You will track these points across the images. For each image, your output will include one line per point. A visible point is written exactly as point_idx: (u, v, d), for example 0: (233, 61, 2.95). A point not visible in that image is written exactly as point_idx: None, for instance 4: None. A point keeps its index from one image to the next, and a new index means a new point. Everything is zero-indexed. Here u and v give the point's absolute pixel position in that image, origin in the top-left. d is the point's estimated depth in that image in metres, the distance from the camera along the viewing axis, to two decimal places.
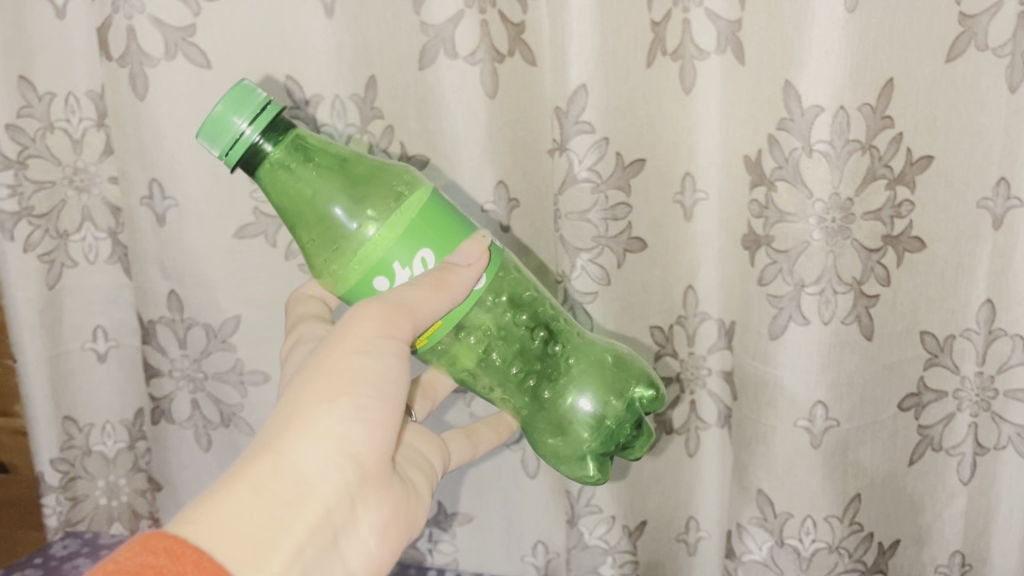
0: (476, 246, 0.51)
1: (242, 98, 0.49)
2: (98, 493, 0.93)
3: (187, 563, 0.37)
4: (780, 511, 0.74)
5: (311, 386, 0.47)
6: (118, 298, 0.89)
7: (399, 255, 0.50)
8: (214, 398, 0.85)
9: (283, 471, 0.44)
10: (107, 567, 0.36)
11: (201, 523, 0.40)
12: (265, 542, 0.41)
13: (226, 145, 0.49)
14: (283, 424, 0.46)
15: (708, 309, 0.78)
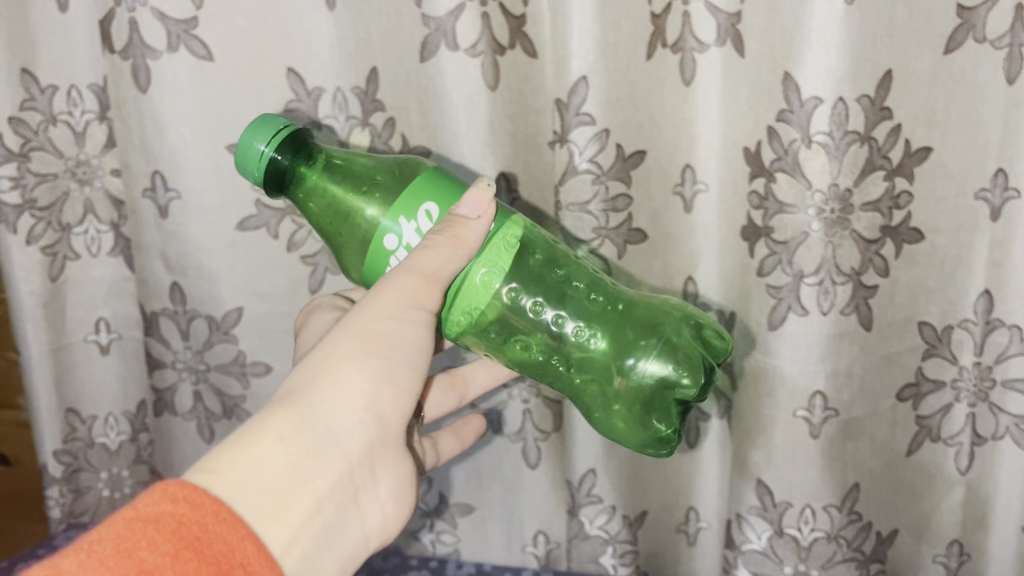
0: (481, 193, 0.49)
1: (260, 124, 0.51)
2: (101, 485, 0.94)
3: (207, 513, 0.37)
4: (779, 500, 0.75)
5: (339, 343, 0.47)
6: (121, 290, 0.89)
7: (406, 212, 0.49)
8: (217, 389, 0.86)
9: (311, 423, 0.44)
10: (127, 513, 0.36)
11: (225, 469, 0.40)
12: (287, 494, 0.41)
13: (252, 167, 0.51)
14: (312, 378, 0.46)
15: (708, 298, 0.77)
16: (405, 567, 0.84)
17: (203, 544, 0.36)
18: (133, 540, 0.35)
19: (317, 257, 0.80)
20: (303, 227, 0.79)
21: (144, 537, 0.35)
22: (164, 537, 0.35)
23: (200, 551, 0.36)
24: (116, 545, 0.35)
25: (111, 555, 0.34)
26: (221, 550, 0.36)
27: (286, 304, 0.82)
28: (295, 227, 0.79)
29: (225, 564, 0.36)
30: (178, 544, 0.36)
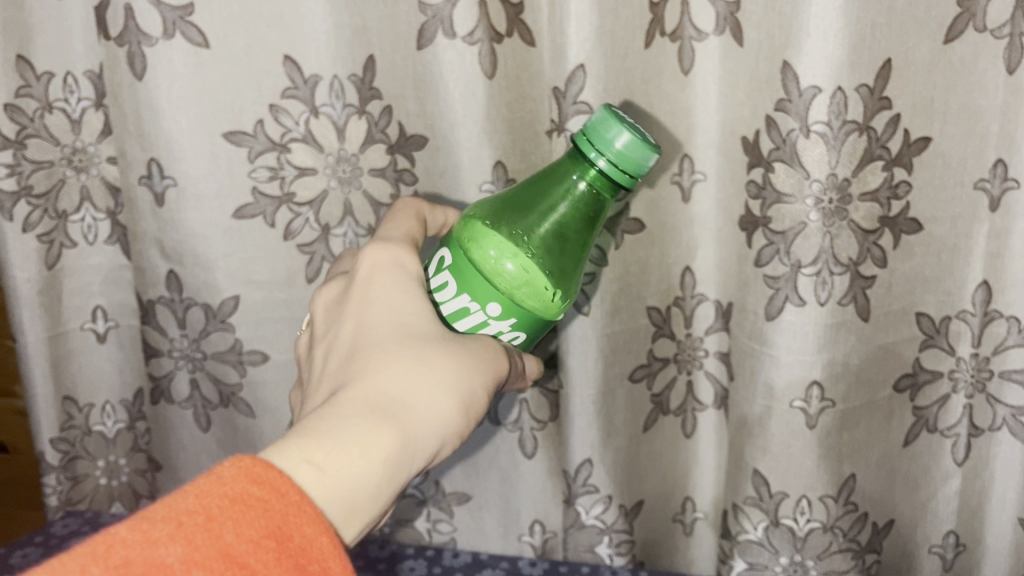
0: (536, 369, 0.60)
1: (636, 155, 0.54)
2: (98, 473, 0.94)
3: (291, 504, 0.38)
4: (776, 490, 0.75)
5: (449, 377, 0.49)
6: (118, 278, 0.89)
7: (518, 325, 0.56)
8: (214, 376, 0.85)
9: (410, 453, 0.46)
10: (215, 487, 0.37)
11: (332, 477, 0.42)
12: (360, 512, 0.43)
13: (599, 134, 0.54)
14: (417, 399, 0.47)
15: (705, 290, 0.78)
16: (401, 555, 0.84)
17: (285, 535, 0.38)
18: (221, 520, 0.37)
19: (314, 246, 0.80)
20: (300, 215, 0.79)
21: (229, 518, 0.37)
22: (250, 522, 0.37)
23: (282, 543, 0.37)
24: (205, 521, 0.36)
25: (200, 530, 0.36)
26: (300, 544, 0.38)
27: (283, 293, 0.82)
28: (291, 215, 0.79)
29: (302, 558, 0.38)
30: (262, 532, 0.37)
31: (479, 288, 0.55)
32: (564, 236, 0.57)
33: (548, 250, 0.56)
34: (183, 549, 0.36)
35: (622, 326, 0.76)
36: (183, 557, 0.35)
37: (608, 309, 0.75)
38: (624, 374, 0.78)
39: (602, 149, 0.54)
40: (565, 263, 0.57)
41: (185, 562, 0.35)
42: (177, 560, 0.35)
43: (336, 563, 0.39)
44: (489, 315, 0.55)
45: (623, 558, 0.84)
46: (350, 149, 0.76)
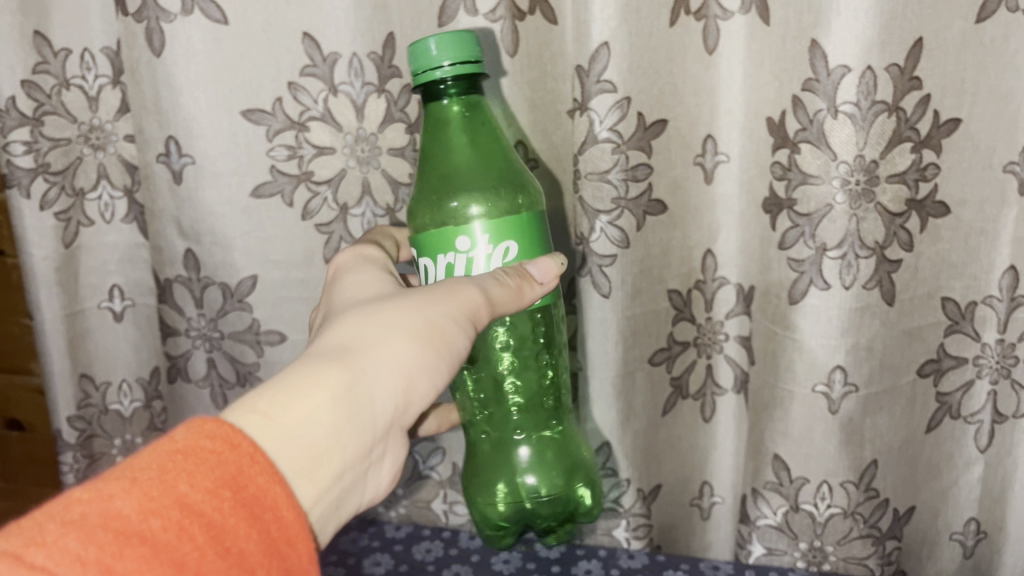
0: (552, 265, 0.57)
1: (458, 47, 0.56)
2: (115, 451, 0.95)
3: (242, 455, 0.38)
4: (796, 476, 0.76)
5: (398, 320, 0.49)
6: (135, 257, 0.89)
7: (495, 232, 0.57)
8: (231, 356, 0.85)
9: (361, 392, 0.45)
10: (166, 444, 0.37)
11: (276, 419, 0.41)
12: (321, 455, 0.42)
13: (424, 66, 0.57)
14: (365, 345, 0.47)
15: (726, 274, 0.77)
16: (417, 536, 0.84)
17: (238, 485, 0.37)
18: (174, 472, 0.36)
19: (332, 226, 0.79)
20: (319, 194, 0.78)
21: (182, 470, 0.36)
22: (204, 473, 0.36)
23: (235, 492, 0.37)
24: (158, 474, 0.36)
25: (156, 483, 0.35)
26: (253, 493, 0.37)
27: (301, 272, 0.81)
28: (310, 194, 0.78)
29: (257, 507, 0.37)
30: (216, 481, 0.36)
31: (439, 240, 0.57)
32: (482, 158, 0.62)
33: (479, 173, 0.62)
34: (139, 501, 0.35)
35: (642, 309, 0.76)
36: (139, 507, 0.34)
37: (628, 292, 0.74)
38: (644, 357, 0.77)
39: (428, 69, 0.57)
40: (506, 174, 0.62)
41: (141, 511, 0.34)
42: (134, 511, 0.34)
43: (289, 511, 0.38)
44: (470, 243, 0.56)
45: (640, 542, 0.85)
46: (369, 128, 0.76)
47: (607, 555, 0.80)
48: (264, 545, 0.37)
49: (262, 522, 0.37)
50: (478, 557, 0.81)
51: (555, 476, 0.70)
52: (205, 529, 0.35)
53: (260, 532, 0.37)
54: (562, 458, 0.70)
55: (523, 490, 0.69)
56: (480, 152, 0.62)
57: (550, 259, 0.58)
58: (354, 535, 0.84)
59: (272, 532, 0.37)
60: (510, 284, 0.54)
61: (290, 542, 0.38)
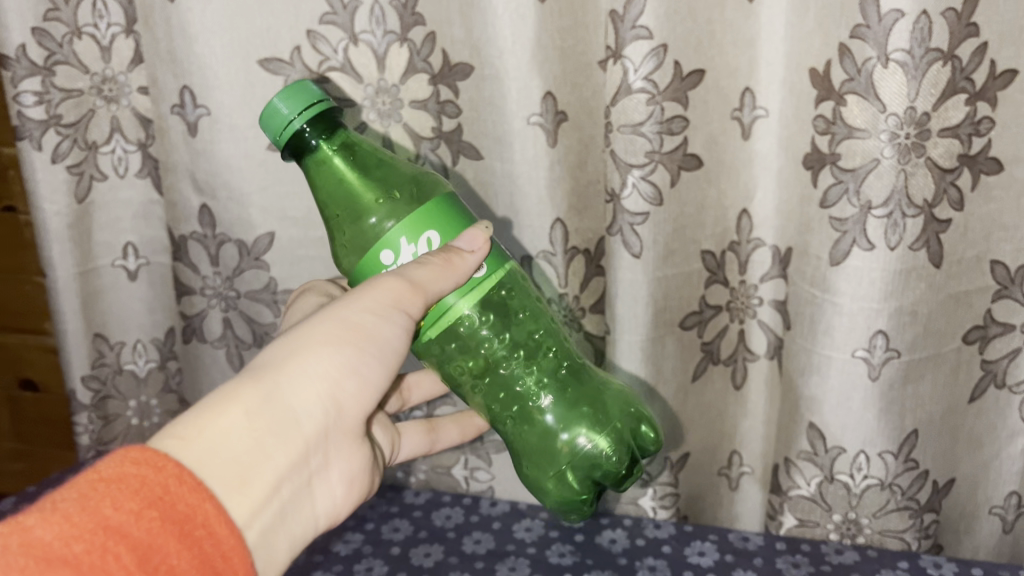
0: (479, 232, 0.51)
1: (299, 92, 0.52)
2: (129, 413, 0.93)
3: (168, 476, 0.37)
4: (832, 445, 0.72)
5: (316, 329, 0.48)
6: (149, 214, 0.86)
7: (407, 233, 0.51)
8: (247, 316, 0.83)
9: (278, 404, 0.45)
10: (88, 475, 0.36)
11: (194, 439, 0.41)
12: (247, 470, 0.42)
13: (278, 128, 0.51)
14: (285, 358, 0.46)
15: (762, 235, 0.74)
16: (437, 502, 0.82)
17: (167, 503, 0.37)
18: (96, 498, 0.35)
19: None
20: None
21: (105, 495, 0.36)
22: (128, 495, 0.36)
23: (164, 511, 0.36)
24: (80, 500, 0.35)
25: (78, 511, 0.35)
26: (183, 511, 0.37)
27: (319, 230, 0.79)
28: None
29: (187, 525, 0.37)
30: (141, 502, 0.36)
31: (366, 270, 0.52)
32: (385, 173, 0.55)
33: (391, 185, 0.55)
34: (60, 527, 0.34)
35: (674, 272, 0.73)
36: (61, 534, 0.34)
37: (660, 253, 0.71)
38: (675, 320, 0.74)
39: (284, 129, 0.52)
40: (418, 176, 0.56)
41: (63, 537, 0.34)
42: (56, 537, 0.34)
43: (221, 526, 0.38)
44: (398, 259, 0.51)
45: (666, 512, 0.83)
46: (390, 80, 0.72)
47: (633, 525, 0.78)
48: (196, 561, 0.37)
49: (192, 539, 0.37)
50: (499, 524, 0.79)
51: (603, 425, 0.59)
52: (132, 550, 0.35)
53: (192, 549, 0.37)
54: (600, 406, 0.60)
55: (581, 459, 0.58)
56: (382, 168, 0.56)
57: (472, 228, 0.52)
58: (373, 501, 0.82)
59: (205, 547, 0.37)
60: (432, 262, 0.49)
61: (223, 555, 0.38)
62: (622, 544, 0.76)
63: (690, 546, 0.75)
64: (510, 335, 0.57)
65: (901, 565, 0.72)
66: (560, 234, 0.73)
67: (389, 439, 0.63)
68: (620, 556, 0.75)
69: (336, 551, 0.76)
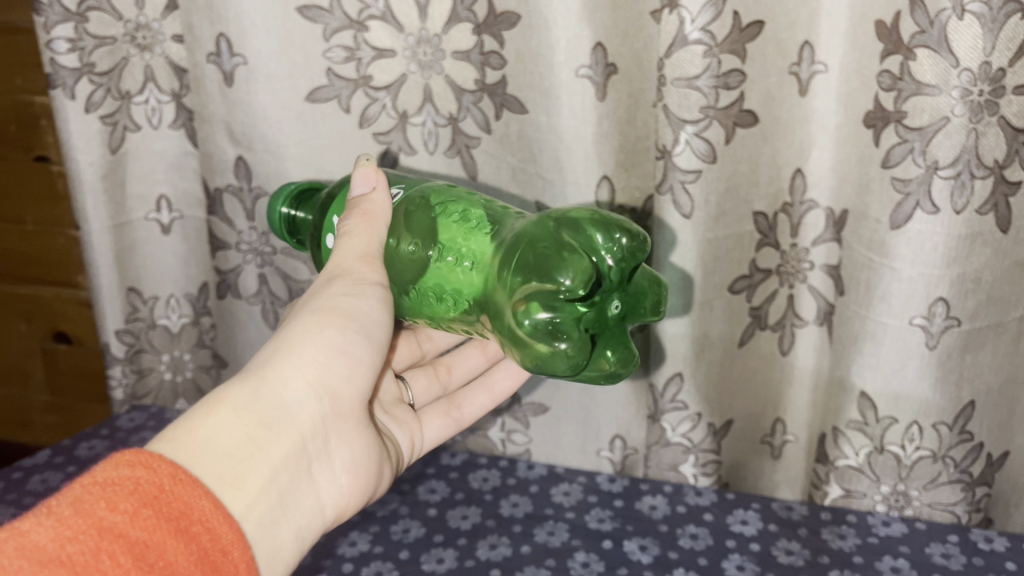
0: (370, 167, 0.52)
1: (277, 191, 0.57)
2: (162, 368, 0.93)
3: (162, 475, 0.37)
4: (883, 415, 0.71)
5: (297, 321, 0.48)
6: (183, 166, 0.85)
7: (335, 211, 0.54)
8: (283, 272, 0.82)
9: (265, 397, 0.44)
10: (83, 480, 0.36)
11: (182, 438, 0.40)
12: (243, 465, 0.41)
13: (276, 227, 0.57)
14: (266, 356, 0.46)
15: (816, 197, 0.70)
16: (474, 465, 0.81)
17: (162, 502, 0.36)
18: (90, 500, 0.35)
19: (391, 135, 0.74)
20: (377, 100, 0.73)
21: (100, 497, 0.35)
22: (122, 496, 0.36)
23: (159, 508, 0.36)
24: (74, 504, 0.35)
25: (72, 514, 0.34)
26: (179, 508, 0.37)
27: None
28: (368, 100, 0.73)
29: (183, 521, 0.37)
30: (136, 502, 0.36)
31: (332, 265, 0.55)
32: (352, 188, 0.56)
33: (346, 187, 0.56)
34: (55, 530, 0.34)
35: (726, 233, 0.70)
36: (57, 536, 0.33)
37: (712, 212, 0.68)
38: (724, 285, 0.72)
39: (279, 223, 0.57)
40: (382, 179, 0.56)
41: (58, 540, 0.33)
42: (51, 540, 0.33)
43: (218, 520, 0.38)
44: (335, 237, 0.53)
45: (708, 479, 0.80)
46: (432, 30, 0.70)
47: (673, 491, 0.77)
48: (195, 556, 0.36)
49: (191, 535, 0.37)
50: (537, 487, 0.78)
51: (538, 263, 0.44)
52: (128, 548, 0.34)
53: (189, 544, 0.36)
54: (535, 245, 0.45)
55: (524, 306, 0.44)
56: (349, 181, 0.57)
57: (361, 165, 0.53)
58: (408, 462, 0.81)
59: (203, 543, 0.37)
60: (356, 228, 0.49)
61: (223, 551, 0.38)
62: (662, 511, 0.75)
63: (733, 514, 0.74)
64: (427, 231, 0.49)
65: (951, 538, 0.70)
66: (607, 192, 0.70)
67: (411, 432, 0.61)
68: (660, 522, 0.73)
69: (371, 512, 0.74)
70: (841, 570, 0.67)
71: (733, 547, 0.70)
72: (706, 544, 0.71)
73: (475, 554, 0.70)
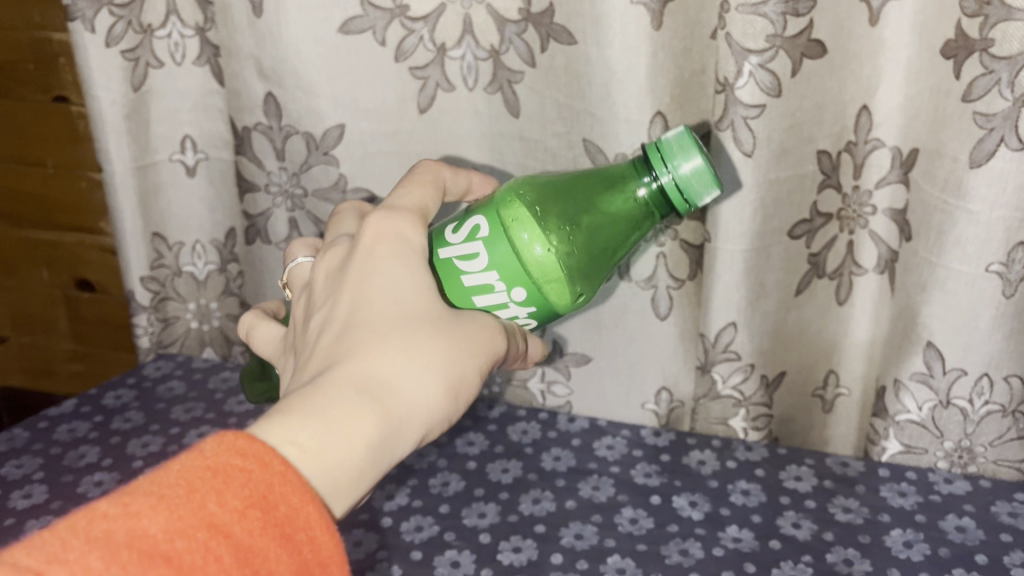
0: (540, 351, 0.52)
1: (703, 181, 0.48)
2: (189, 316, 0.90)
3: (274, 473, 0.33)
4: (951, 367, 0.67)
5: (445, 365, 0.43)
6: (208, 106, 0.80)
7: (533, 310, 0.50)
8: (314, 217, 0.78)
9: (391, 440, 0.40)
10: (194, 461, 0.33)
11: (315, 457, 0.36)
12: (343, 505, 0.38)
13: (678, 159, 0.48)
14: (405, 387, 0.41)
15: (882, 136, 0.65)
16: (513, 418, 0.79)
17: (271, 504, 0.33)
18: (202, 491, 0.32)
19: (428, 70, 0.69)
20: (414, 31, 0.68)
21: (212, 487, 0.32)
22: (234, 492, 0.32)
23: (267, 511, 0.33)
24: (185, 492, 0.32)
25: (183, 501, 0.32)
26: (286, 513, 0.33)
27: (393, 125, 0.72)
28: (404, 32, 0.68)
29: (290, 529, 0.33)
30: (246, 500, 0.32)
31: (508, 270, 0.49)
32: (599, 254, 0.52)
33: (579, 276, 0.49)
34: (164, 520, 0.31)
35: (788, 175, 0.66)
36: (167, 526, 0.31)
37: (775, 150, 0.64)
38: (784, 229, 0.68)
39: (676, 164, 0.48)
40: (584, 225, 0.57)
41: (167, 531, 0.31)
42: (160, 530, 0.31)
43: (324, 533, 0.34)
44: (507, 295, 0.49)
45: (758, 433, 0.77)
46: None
47: (721, 446, 0.74)
48: (295, 570, 0.33)
49: (294, 545, 0.33)
50: (579, 441, 0.76)
51: None
52: (233, 549, 0.31)
53: (292, 556, 0.33)
54: None
55: None
56: (584, 276, 0.49)
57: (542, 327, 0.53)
58: None
59: (304, 556, 0.33)
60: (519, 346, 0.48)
61: (324, 567, 0.34)
62: (712, 466, 0.72)
63: (786, 470, 0.71)
64: None
65: (1018, 497, 0.67)
66: (660, 129, 0.66)
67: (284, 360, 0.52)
68: (710, 478, 0.70)
69: (408, 464, 0.72)
70: (903, 528, 0.64)
71: (788, 503, 0.67)
72: (759, 500, 0.68)
73: (518, 509, 0.67)
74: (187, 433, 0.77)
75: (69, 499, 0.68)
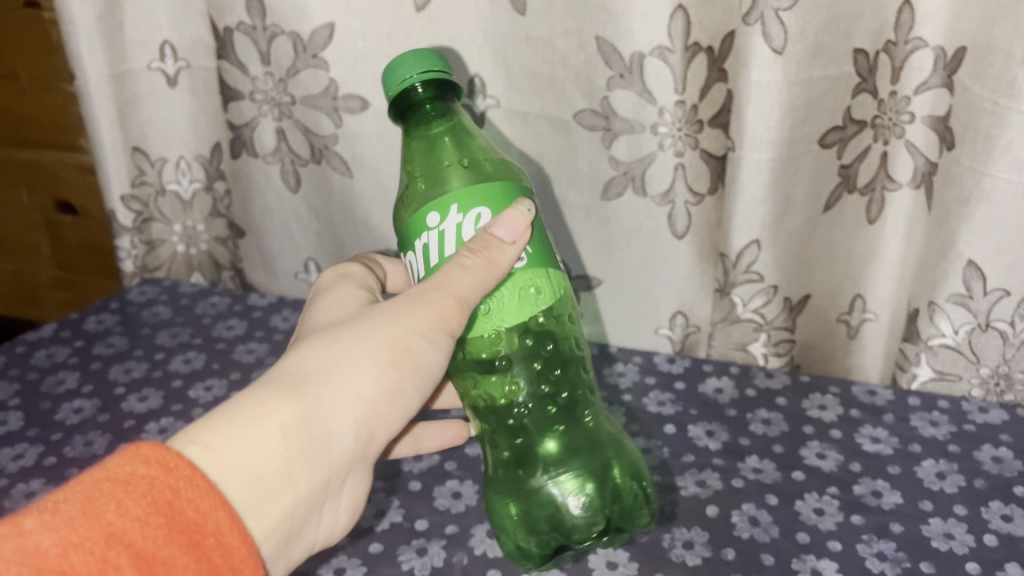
0: (518, 219, 0.44)
1: (418, 58, 0.47)
2: (175, 238, 0.85)
3: (180, 477, 0.32)
4: (992, 287, 0.62)
5: (365, 346, 0.42)
6: (187, 7, 0.73)
7: (462, 204, 0.44)
8: (304, 126, 0.72)
9: (312, 422, 0.38)
10: (93, 473, 0.31)
11: (220, 446, 0.35)
12: (272, 491, 0.36)
13: (400, 77, 0.46)
14: (324, 372, 0.40)
15: (924, 35, 0.58)
16: None
17: (176, 509, 0.31)
18: (101, 500, 0.30)
19: None
20: None
21: (112, 496, 0.30)
22: (136, 499, 0.31)
23: (172, 517, 0.31)
24: (81, 503, 0.30)
25: (79, 515, 0.30)
26: (193, 518, 0.32)
27: (387, 24, 0.66)
28: None
29: (197, 534, 0.31)
30: (150, 508, 0.31)
31: (410, 226, 0.45)
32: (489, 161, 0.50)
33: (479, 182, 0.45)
34: (59, 534, 0.29)
35: (824, 77, 0.60)
36: (61, 541, 0.29)
37: (808, 49, 0.58)
38: (814, 137, 0.62)
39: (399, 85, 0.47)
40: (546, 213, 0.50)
41: (61, 545, 0.29)
42: (54, 545, 0.29)
43: (234, 535, 0.33)
44: (437, 223, 0.44)
45: (779, 360, 0.73)
46: None
47: (740, 374, 0.70)
48: None
49: (201, 551, 0.31)
50: None
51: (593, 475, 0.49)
52: (134, 559, 0.30)
53: (198, 561, 0.31)
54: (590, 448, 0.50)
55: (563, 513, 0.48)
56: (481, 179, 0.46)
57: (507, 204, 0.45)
58: None
59: (213, 561, 0.32)
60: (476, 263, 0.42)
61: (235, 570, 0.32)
62: (730, 395, 0.68)
63: (809, 399, 0.67)
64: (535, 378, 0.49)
65: None
66: (681, 24, 0.60)
67: None
68: (728, 407, 0.66)
69: None
70: (935, 459, 0.60)
71: (812, 433, 0.63)
72: (781, 430, 0.63)
73: None
74: (172, 359, 0.73)
75: (45, 426, 0.64)
